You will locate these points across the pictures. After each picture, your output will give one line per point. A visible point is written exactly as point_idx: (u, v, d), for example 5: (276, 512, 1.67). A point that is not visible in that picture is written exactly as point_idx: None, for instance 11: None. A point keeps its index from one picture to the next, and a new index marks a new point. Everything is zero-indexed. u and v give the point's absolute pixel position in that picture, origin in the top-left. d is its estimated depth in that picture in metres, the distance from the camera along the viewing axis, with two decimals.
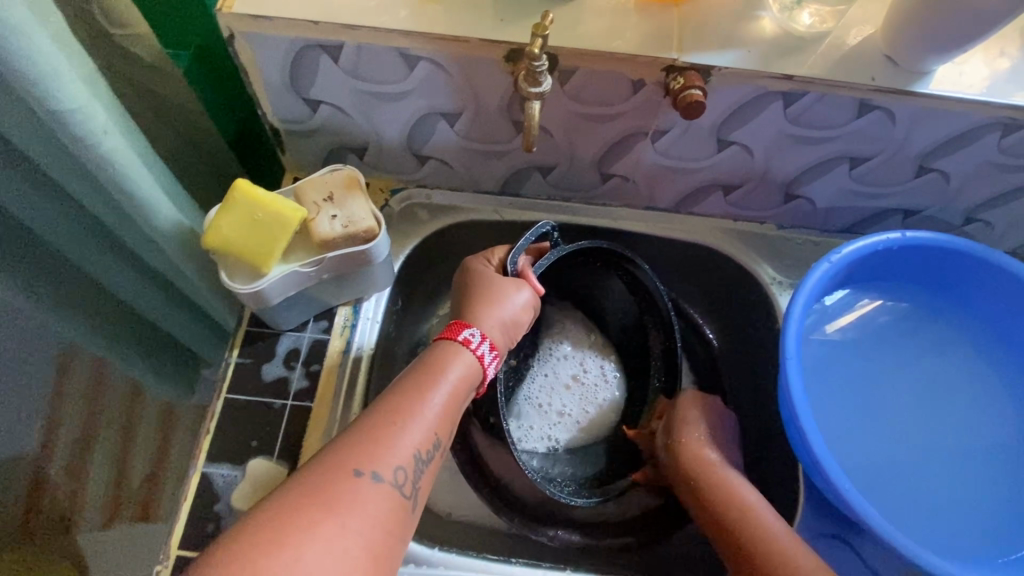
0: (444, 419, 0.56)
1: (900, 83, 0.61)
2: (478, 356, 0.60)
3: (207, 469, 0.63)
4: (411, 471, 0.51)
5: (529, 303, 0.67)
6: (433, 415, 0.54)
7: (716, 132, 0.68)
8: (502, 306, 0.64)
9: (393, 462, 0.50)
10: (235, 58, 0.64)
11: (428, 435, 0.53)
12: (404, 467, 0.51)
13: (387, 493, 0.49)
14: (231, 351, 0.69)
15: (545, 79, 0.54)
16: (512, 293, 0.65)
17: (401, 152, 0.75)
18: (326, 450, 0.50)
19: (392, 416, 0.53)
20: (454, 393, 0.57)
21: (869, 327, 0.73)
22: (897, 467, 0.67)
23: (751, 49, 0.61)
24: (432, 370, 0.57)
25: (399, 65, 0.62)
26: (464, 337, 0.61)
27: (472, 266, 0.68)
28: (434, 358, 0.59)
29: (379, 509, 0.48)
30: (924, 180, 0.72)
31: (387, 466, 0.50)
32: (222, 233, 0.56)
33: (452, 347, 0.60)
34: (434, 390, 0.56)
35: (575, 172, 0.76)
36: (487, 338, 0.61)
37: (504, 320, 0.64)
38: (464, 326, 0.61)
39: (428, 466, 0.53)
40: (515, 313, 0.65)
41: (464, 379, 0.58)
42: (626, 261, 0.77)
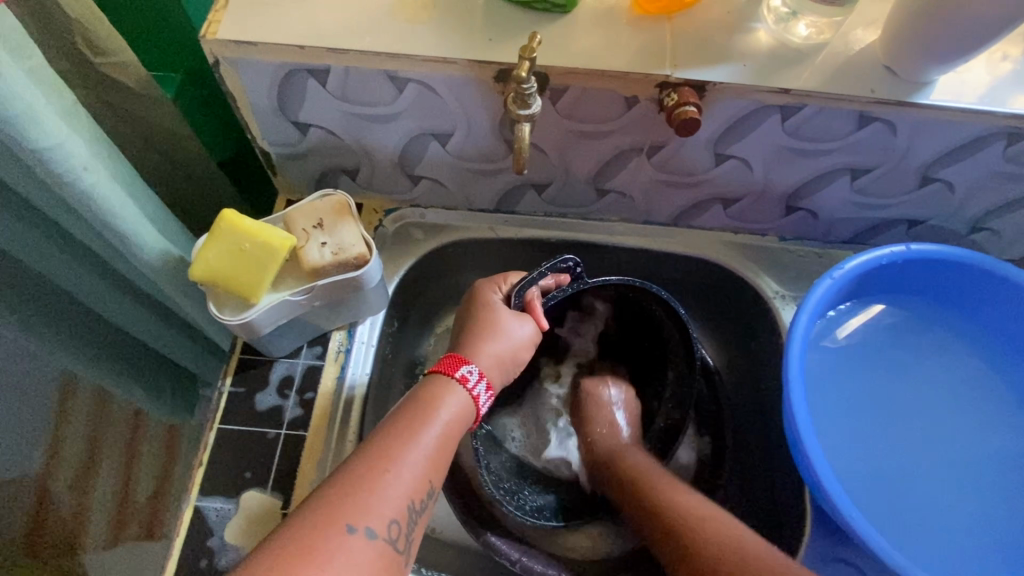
0: (436, 462, 0.55)
1: (901, 94, 0.59)
2: (473, 395, 0.60)
3: (200, 502, 0.62)
4: (404, 524, 0.51)
5: (531, 339, 0.67)
6: (424, 460, 0.54)
7: (713, 147, 0.67)
8: (503, 340, 0.64)
9: (386, 515, 0.50)
10: (221, 84, 0.63)
11: (420, 483, 0.53)
12: (397, 520, 0.50)
13: (380, 549, 0.48)
14: (224, 379, 0.68)
15: (534, 100, 0.53)
16: (514, 329, 0.65)
17: (393, 172, 0.74)
18: (317, 499, 0.49)
19: (384, 464, 0.52)
20: (446, 436, 0.56)
21: (872, 343, 0.71)
22: (906, 488, 0.65)
23: (747, 62, 0.59)
24: (423, 411, 0.56)
25: (388, 87, 0.61)
26: (462, 374, 0.60)
27: (482, 292, 0.68)
28: (427, 395, 0.58)
29: (372, 564, 0.47)
30: (928, 190, 0.71)
31: (380, 520, 0.49)
32: (207, 264, 0.55)
33: (447, 383, 0.59)
34: (425, 434, 0.55)
35: (571, 189, 0.75)
36: (483, 377, 0.61)
37: (502, 355, 0.64)
38: (462, 362, 0.61)
39: (420, 516, 0.53)
40: (514, 347, 0.65)
41: (457, 420, 0.58)
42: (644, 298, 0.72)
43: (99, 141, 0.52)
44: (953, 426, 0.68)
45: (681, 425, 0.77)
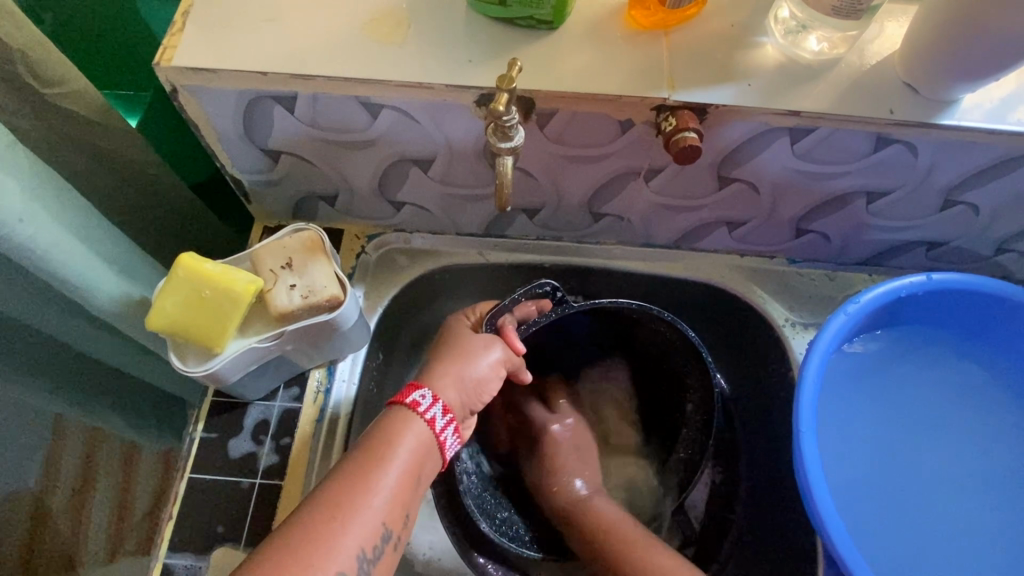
0: (396, 504, 0.50)
1: (923, 115, 0.54)
2: (430, 421, 0.54)
3: (170, 558, 0.59)
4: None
5: (501, 358, 0.62)
6: (380, 505, 0.49)
7: (716, 171, 0.61)
8: (468, 362, 0.60)
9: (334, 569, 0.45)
10: (183, 112, 0.58)
11: (374, 528, 0.48)
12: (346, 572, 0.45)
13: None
14: (195, 424, 0.64)
15: (516, 132, 0.49)
16: (482, 352, 0.61)
17: (373, 199, 0.69)
18: (259, 557, 0.44)
19: (333, 514, 0.47)
20: (405, 475, 0.51)
21: (886, 372, 0.66)
22: (917, 529, 0.61)
23: (753, 81, 0.54)
24: (380, 450, 0.51)
25: (361, 113, 0.56)
26: (412, 400, 0.55)
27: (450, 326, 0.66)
28: (383, 431, 0.53)
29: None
30: (951, 213, 0.65)
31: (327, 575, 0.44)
32: (166, 313, 0.52)
33: (401, 413, 0.54)
34: (381, 476, 0.50)
35: (564, 213, 0.70)
36: (439, 400, 0.56)
37: (466, 378, 0.59)
38: (414, 389, 0.56)
39: (376, 565, 0.48)
40: (480, 370, 0.60)
41: (418, 456, 0.52)
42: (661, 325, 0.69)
43: (43, 183, 0.49)
44: (967, 459, 0.64)
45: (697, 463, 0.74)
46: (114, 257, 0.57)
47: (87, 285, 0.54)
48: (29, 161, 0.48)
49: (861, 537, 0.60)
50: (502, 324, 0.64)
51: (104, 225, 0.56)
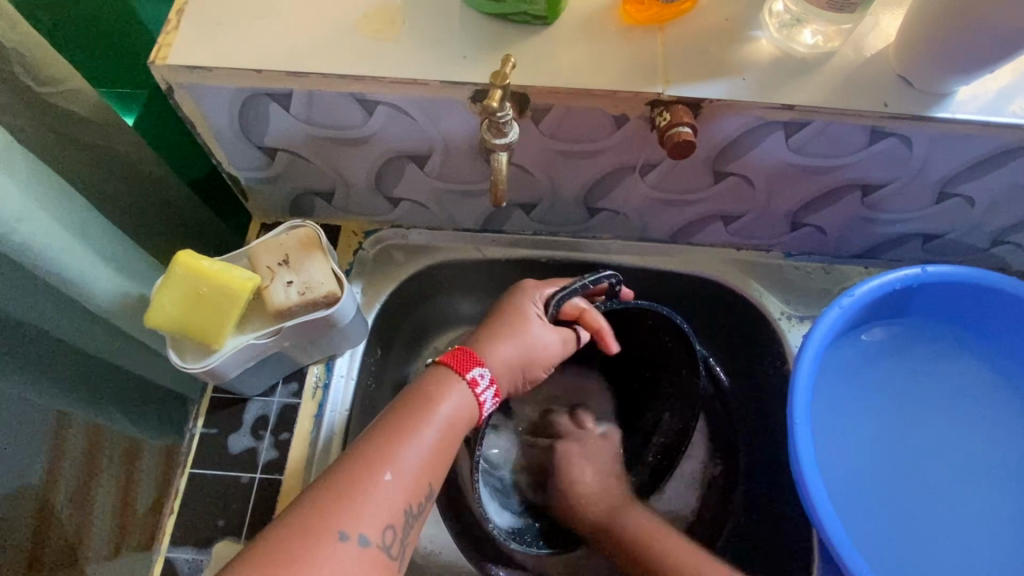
0: (437, 462, 0.52)
1: (917, 108, 0.54)
2: (480, 400, 0.56)
3: (171, 552, 0.60)
4: (401, 526, 0.49)
5: (563, 346, 0.64)
6: (422, 462, 0.51)
7: (712, 165, 0.62)
8: (513, 350, 0.60)
9: (383, 518, 0.48)
10: (179, 110, 0.58)
11: (418, 485, 0.50)
12: (393, 523, 0.48)
13: (375, 554, 0.46)
14: (195, 420, 0.64)
15: (511, 128, 0.49)
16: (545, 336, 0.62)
17: (370, 195, 0.69)
18: (316, 499, 0.47)
19: (379, 465, 0.49)
20: (445, 435, 0.53)
21: (880, 364, 0.66)
22: (912, 519, 0.62)
23: (748, 75, 0.54)
24: (422, 409, 0.53)
25: (356, 110, 0.56)
26: (472, 376, 0.56)
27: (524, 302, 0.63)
28: (429, 393, 0.54)
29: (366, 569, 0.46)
30: (946, 206, 0.65)
31: (376, 523, 0.47)
32: (164, 311, 0.52)
33: (452, 381, 0.56)
34: (423, 433, 0.52)
35: (560, 208, 0.70)
36: (493, 384, 0.57)
37: (518, 364, 0.60)
38: (474, 363, 0.57)
39: (419, 514, 0.51)
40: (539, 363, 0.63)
41: (458, 416, 0.55)
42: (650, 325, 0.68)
43: (40, 182, 0.49)
44: (962, 449, 0.64)
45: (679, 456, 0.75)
46: (111, 255, 0.57)
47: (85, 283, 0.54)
48: (28, 162, 0.48)
49: (855, 527, 0.61)
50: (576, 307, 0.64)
51: (101, 223, 0.56)
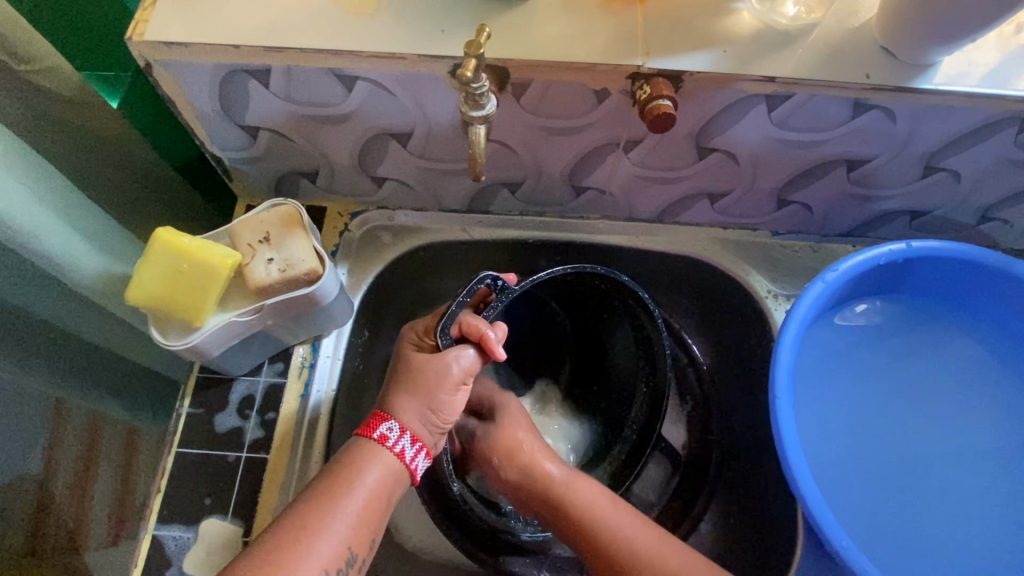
0: (361, 530, 0.52)
1: (900, 79, 0.54)
2: (398, 453, 0.55)
3: (158, 530, 0.60)
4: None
5: (466, 374, 0.58)
6: (342, 531, 0.51)
7: (695, 141, 0.61)
8: (416, 389, 0.57)
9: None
10: (159, 89, 0.58)
11: (340, 551, 0.50)
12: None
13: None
14: (182, 400, 0.64)
15: (488, 101, 0.49)
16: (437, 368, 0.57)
17: (354, 175, 0.69)
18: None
19: (297, 538, 0.49)
20: (370, 503, 0.52)
21: (866, 345, 0.66)
22: (896, 500, 0.61)
23: (729, 48, 0.54)
24: (344, 475, 0.53)
25: (335, 87, 0.56)
26: (380, 433, 0.56)
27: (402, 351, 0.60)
28: (349, 458, 0.54)
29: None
30: (932, 180, 0.65)
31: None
32: (145, 289, 0.52)
33: (368, 447, 0.55)
34: (345, 501, 0.51)
35: (545, 186, 0.70)
36: (407, 431, 0.56)
37: (426, 410, 0.57)
38: (382, 420, 0.56)
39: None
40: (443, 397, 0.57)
41: (384, 482, 0.54)
42: (619, 292, 0.70)
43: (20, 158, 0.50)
44: (947, 431, 0.64)
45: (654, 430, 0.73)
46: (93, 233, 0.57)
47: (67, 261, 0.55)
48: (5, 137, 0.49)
49: (842, 507, 0.61)
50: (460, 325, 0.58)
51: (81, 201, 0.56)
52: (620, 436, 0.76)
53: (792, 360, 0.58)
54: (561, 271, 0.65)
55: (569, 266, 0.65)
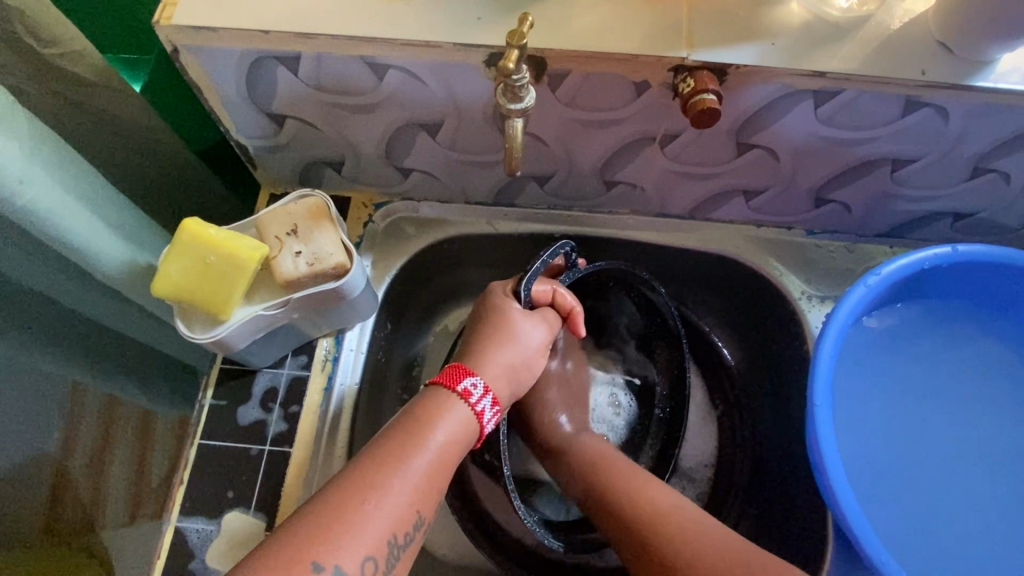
0: (428, 490, 0.48)
1: (955, 77, 0.51)
2: (478, 412, 0.53)
3: (181, 523, 0.60)
4: (382, 560, 0.44)
5: (545, 339, 0.62)
6: (410, 489, 0.47)
7: (735, 137, 0.59)
8: (503, 347, 0.58)
9: (361, 552, 0.43)
10: (185, 75, 0.57)
11: (406, 513, 0.46)
12: (374, 556, 0.43)
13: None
14: (205, 391, 0.64)
15: (527, 93, 0.47)
16: (526, 329, 0.60)
17: (380, 165, 0.67)
18: (296, 522, 0.43)
19: (363, 494, 0.45)
20: (439, 461, 0.49)
21: (904, 348, 0.64)
22: (929, 506, 0.60)
23: (777, 40, 0.51)
24: (415, 431, 0.49)
25: (366, 75, 0.54)
26: (463, 388, 0.53)
27: (491, 299, 0.61)
28: (423, 410, 0.51)
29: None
30: (980, 182, 0.62)
31: (353, 558, 0.42)
32: (170, 280, 0.51)
33: (446, 399, 0.52)
34: (414, 459, 0.48)
35: (575, 180, 0.68)
36: (489, 392, 0.54)
37: (511, 365, 0.58)
38: (466, 374, 0.54)
39: (404, 551, 0.46)
40: (521, 355, 0.59)
41: (454, 442, 0.50)
42: (643, 284, 0.70)
43: (46, 143, 0.48)
44: (983, 437, 0.62)
45: (680, 415, 0.74)
46: (118, 222, 0.56)
47: (93, 252, 0.53)
48: (33, 124, 0.47)
49: (877, 515, 0.59)
50: (553, 292, 0.63)
51: (106, 189, 0.55)
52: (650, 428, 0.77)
53: (831, 364, 0.56)
54: (596, 270, 0.67)
55: (619, 262, 0.68)
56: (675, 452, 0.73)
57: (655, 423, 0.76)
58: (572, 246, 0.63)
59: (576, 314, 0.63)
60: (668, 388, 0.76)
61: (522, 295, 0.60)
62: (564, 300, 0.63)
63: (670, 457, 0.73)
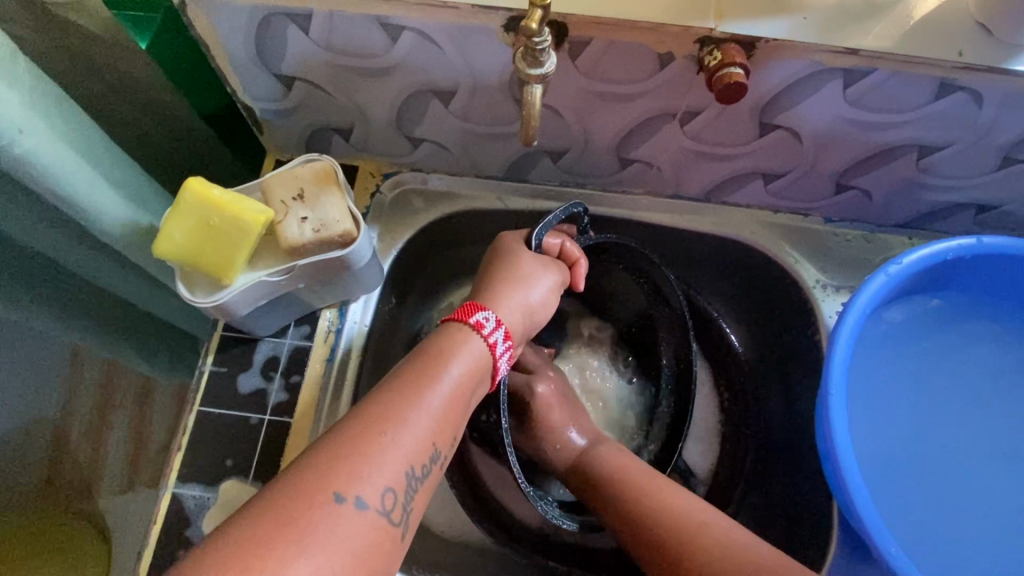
0: (443, 425, 0.46)
1: (993, 59, 0.49)
2: (491, 344, 0.52)
3: (178, 489, 0.59)
4: (402, 493, 0.42)
5: (557, 285, 0.61)
6: (427, 423, 0.44)
7: (758, 116, 0.57)
8: (520, 288, 0.58)
9: (383, 481, 0.41)
10: (192, 29, 0.55)
11: (424, 445, 0.44)
12: (393, 488, 0.41)
13: (373, 521, 0.39)
14: (206, 357, 0.63)
15: (548, 58, 0.45)
16: (536, 274, 0.59)
17: (390, 133, 0.65)
18: (311, 453, 0.41)
19: (381, 425, 0.42)
20: (455, 395, 0.47)
21: (920, 342, 0.63)
22: (940, 504, 0.59)
23: (810, 14, 0.49)
24: (431, 366, 0.48)
25: (380, 37, 0.53)
26: (476, 321, 0.53)
27: (503, 245, 0.62)
28: (437, 348, 0.50)
29: (361, 542, 0.38)
30: (1008, 173, 0.60)
31: (374, 488, 0.40)
32: (173, 240, 0.50)
33: (460, 331, 0.51)
34: (430, 394, 0.46)
35: (590, 157, 0.66)
36: (502, 326, 0.54)
37: (525, 304, 0.58)
38: (478, 308, 0.53)
39: (422, 484, 0.43)
40: (537, 294, 0.59)
41: (469, 377, 0.49)
42: (649, 266, 0.69)
43: (49, 94, 0.46)
44: (996, 438, 0.61)
45: (685, 406, 0.72)
46: (123, 180, 0.54)
47: (93, 210, 0.52)
48: (34, 74, 0.45)
49: (889, 508, 0.58)
50: (563, 245, 0.63)
51: (109, 145, 0.53)
52: (655, 414, 0.75)
53: (848, 353, 0.55)
54: (606, 241, 0.67)
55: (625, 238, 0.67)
56: (676, 448, 0.71)
57: (660, 416, 0.75)
58: (586, 208, 0.63)
59: (580, 266, 0.63)
60: (673, 382, 0.74)
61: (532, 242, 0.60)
62: (572, 249, 0.64)
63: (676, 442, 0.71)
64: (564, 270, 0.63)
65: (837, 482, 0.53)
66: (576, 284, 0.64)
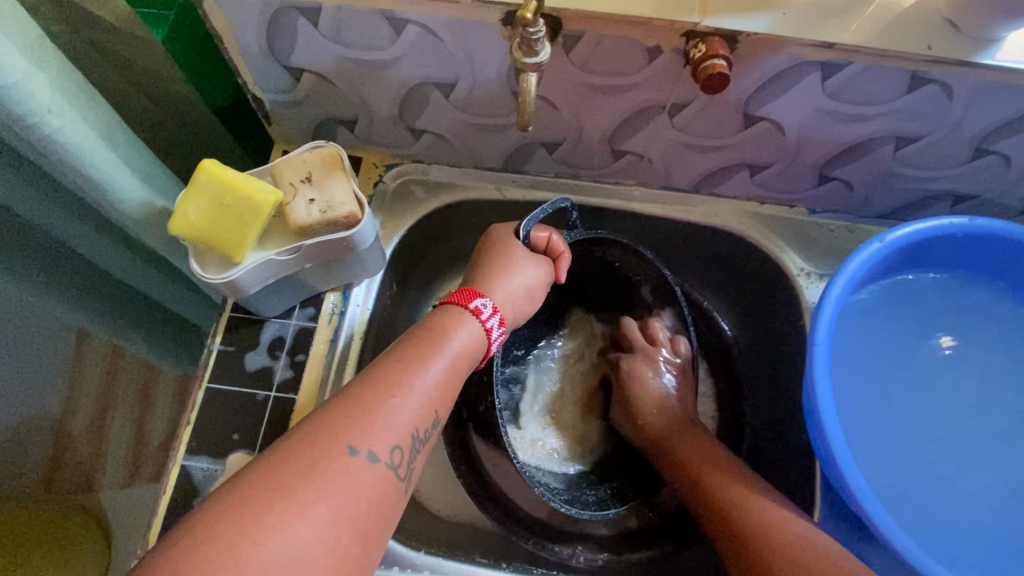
0: (443, 395, 0.50)
1: (961, 53, 0.52)
2: (487, 328, 0.56)
3: (187, 461, 0.61)
4: (407, 451, 0.46)
5: (546, 279, 0.64)
6: (431, 391, 0.49)
7: (742, 108, 0.60)
8: (513, 277, 0.61)
9: (389, 439, 0.45)
10: (206, 22, 0.58)
11: (426, 411, 0.48)
12: (401, 446, 0.45)
13: (382, 475, 0.43)
14: (214, 336, 0.65)
15: (543, 48, 0.48)
16: (524, 266, 0.62)
17: (393, 125, 0.68)
18: (322, 411, 0.45)
19: (390, 389, 0.47)
20: (454, 367, 0.52)
21: (913, 328, 0.66)
22: (916, 466, 0.61)
23: (788, 10, 0.52)
24: (431, 343, 0.52)
25: (385, 30, 0.56)
26: (474, 307, 0.56)
27: (496, 236, 0.64)
28: (437, 324, 0.54)
29: (372, 490, 0.43)
30: (981, 164, 0.64)
31: (383, 444, 0.44)
32: (187, 219, 0.53)
33: (460, 315, 0.55)
34: (433, 363, 0.50)
35: (584, 148, 0.69)
36: (498, 313, 0.58)
37: (511, 295, 0.61)
38: (476, 295, 0.57)
39: (424, 445, 0.48)
40: (524, 283, 0.62)
41: (466, 353, 0.53)
42: (638, 258, 0.72)
43: (72, 75, 0.49)
44: (976, 411, 0.63)
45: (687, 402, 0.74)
46: (138, 163, 0.56)
47: (112, 190, 0.54)
48: (59, 59, 0.48)
49: (866, 469, 0.61)
50: (549, 239, 0.66)
51: (127, 131, 0.56)
52: None
53: (832, 318, 0.58)
54: (596, 236, 0.69)
55: (621, 238, 0.70)
56: (680, 443, 0.72)
57: None
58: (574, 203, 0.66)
59: (563, 259, 0.66)
60: (673, 378, 0.77)
61: (520, 233, 0.63)
62: (558, 242, 0.66)
63: (679, 436, 0.73)
64: (549, 265, 0.65)
65: (819, 441, 0.56)
66: (557, 279, 0.66)
